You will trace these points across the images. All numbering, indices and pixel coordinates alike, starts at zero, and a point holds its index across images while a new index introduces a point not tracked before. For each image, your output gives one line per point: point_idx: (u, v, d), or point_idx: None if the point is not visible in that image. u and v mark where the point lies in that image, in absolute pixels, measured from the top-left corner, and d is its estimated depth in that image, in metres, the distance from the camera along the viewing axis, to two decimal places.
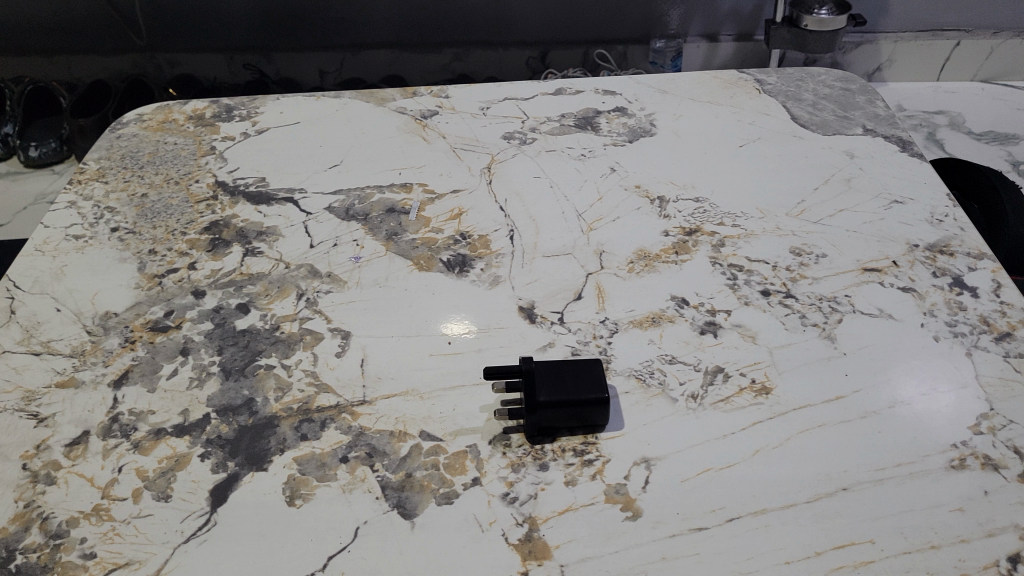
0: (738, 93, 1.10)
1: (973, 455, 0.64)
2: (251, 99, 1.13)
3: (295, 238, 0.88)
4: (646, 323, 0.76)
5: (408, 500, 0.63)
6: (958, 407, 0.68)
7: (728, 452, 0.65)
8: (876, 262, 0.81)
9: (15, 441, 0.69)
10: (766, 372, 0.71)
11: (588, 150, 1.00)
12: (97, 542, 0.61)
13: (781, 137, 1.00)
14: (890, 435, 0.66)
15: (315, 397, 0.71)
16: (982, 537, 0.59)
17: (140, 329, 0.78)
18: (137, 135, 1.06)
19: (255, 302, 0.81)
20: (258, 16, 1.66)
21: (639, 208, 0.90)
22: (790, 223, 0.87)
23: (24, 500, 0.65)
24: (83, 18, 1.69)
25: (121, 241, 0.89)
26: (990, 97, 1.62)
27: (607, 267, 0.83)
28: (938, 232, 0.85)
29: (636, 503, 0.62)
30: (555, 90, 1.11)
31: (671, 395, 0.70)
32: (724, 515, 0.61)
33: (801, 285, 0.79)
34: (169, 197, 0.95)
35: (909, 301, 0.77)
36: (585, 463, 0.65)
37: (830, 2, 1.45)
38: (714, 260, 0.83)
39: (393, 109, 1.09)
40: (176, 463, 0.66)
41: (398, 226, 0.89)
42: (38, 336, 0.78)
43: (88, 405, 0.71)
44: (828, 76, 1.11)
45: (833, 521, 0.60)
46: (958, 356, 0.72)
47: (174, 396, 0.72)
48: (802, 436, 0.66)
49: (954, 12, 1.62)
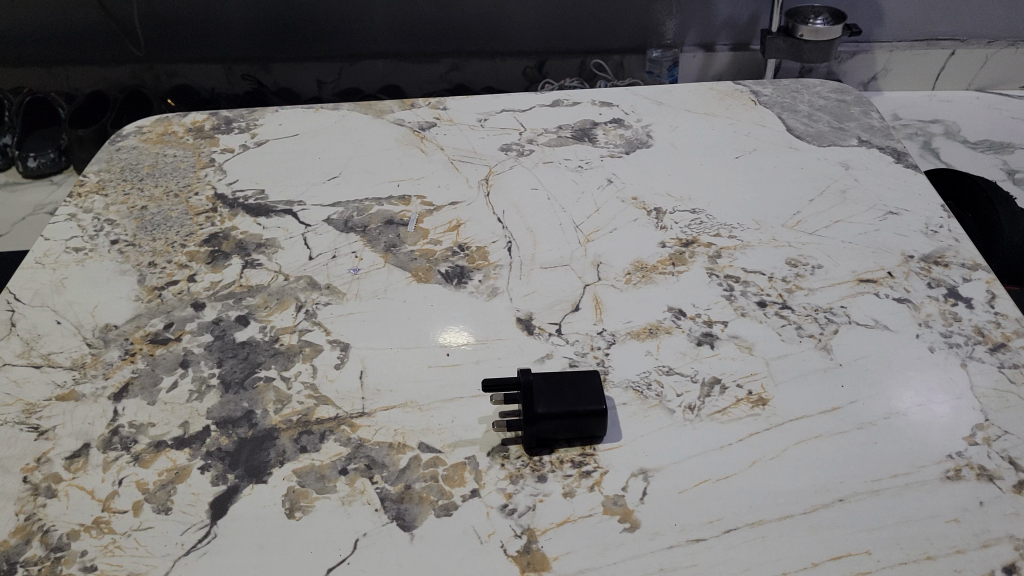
0: (734, 105, 1.10)
1: (969, 466, 0.64)
2: (250, 111, 1.13)
3: (295, 250, 0.89)
4: (643, 335, 0.77)
5: (407, 512, 0.63)
6: (954, 418, 0.68)
7: (725, 462, 0.65)
8: (872, 272, 0.82)
9: (15, 454, 0.69)
10: (763, 383, 0.71)
11: (586, 162, 1.01)
12: (99, 555, 0.62)
13: (777, 149, 1.01)
14: (886, 446, 0.66)
15: (314, 409, 0.71)
16: (978, 548, 0.59)
17: (140, 341, 0.79)
18: (137, 148, 1.07)
19: (255, 314, 0.81)
20: (256, 27, 1.67)
21: (636, 219, 0.91)
22: (785, 234, 0.88)
23: (25, 513, 0.65)
24: (81, 28, 1.69)
25: (121, 254, 0.90)
26: (985, 106, 1.64)
27: (605, 279, 0.83)
28: (933, 243, 0.85)
29: (634, 515, 0.62)
30: (553, 101, 1.12)
31: (669, 407, 0.70)
32: (721, 526, 0.61)
33: (798, 297, 0.80)
34: (169, 210, 0.96)
35: (904, 311, 0.78)
36: (583, 474, 0.66)
37: (825, 13, 1.46)
38: (711, 272, 0.83)
39: (392, 120, 1.10)
40: (176, 475, 0.67)
41: (397, 237, 0.90)
42: (38, 349, 0.79)
43: (89, 418, 0.72)
44: (824, 88, 1.13)
45: (830, 532, 0.60)
46: (954, 367, 0.72)
47: (174, 408, 0.72)
48: (797, 448, 0.66)
49: (950, 21, 1.62)
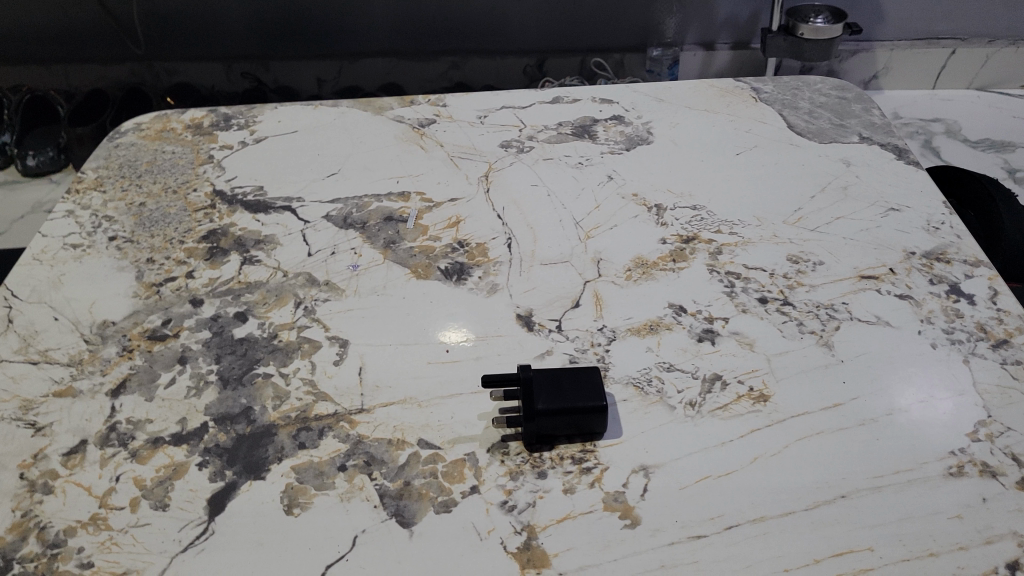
0: (735, 102, 1.10)
1: (971, 462, 0.64)
2: (249, 108, 1.13)
3: (293, 247, 0.88)
4: (644, 331, 0.76)
5: (407, 508, 0.63)
6: (956, 414, 0.68)
7: (727, 458, 0.65)
8: (874, 269, 0.82)
9: (12, 450, 0.69)
10: (764, 379, 0.71)
11: (586, 158, 1.00)
12: (96, 551, 0.61)
13: (778, 145, 1.01)
14: (888, 442, 0.66)
15: (313, 405, 0.71)
16: (981, 544, 0.59)
17: (138, 338, 0.78)
18: (135, 144, 1.06)
19: (253, 310, 0.81)
20: (256, 25, 1.67)
21: (637, 216, 0.90)
22: (786, 231, 0.87)
23: (21, 510, 0.64)
24: (79, 25, 1.69)
25: (119, 250, 0.89)
26: (985, 105, 1.64)
27: (605, 275, 0.83)
28: (934, 240, 0.85)
29: (635, 511, 0.62)
30: (553, 98, 1.12)
31: (670, 403, 0.70)
32: (722, 523, 0.61)
33: (799, 293, 0.79)
34: (167, 206, 0.95)
35: (906, 308, 0.77)
36: (584, 471, 0.65)
37: (826, 12, 1.46)
38: (712, 268, 0.83)
39: (391, 117, 1.09)
40: (174, 471, 0.66)
41: (396, 234, 0.89)
42: (36, 345, 0.78)
43: (86, 414, 0.71)
44: (825, 85, 1.12)
45: (832, 528, 0.60)
46: (956, 363, 0.72)
47: (172, 404, 0.72)
48: (799, 444, 0.66)
49: (951, 20, 1.62)
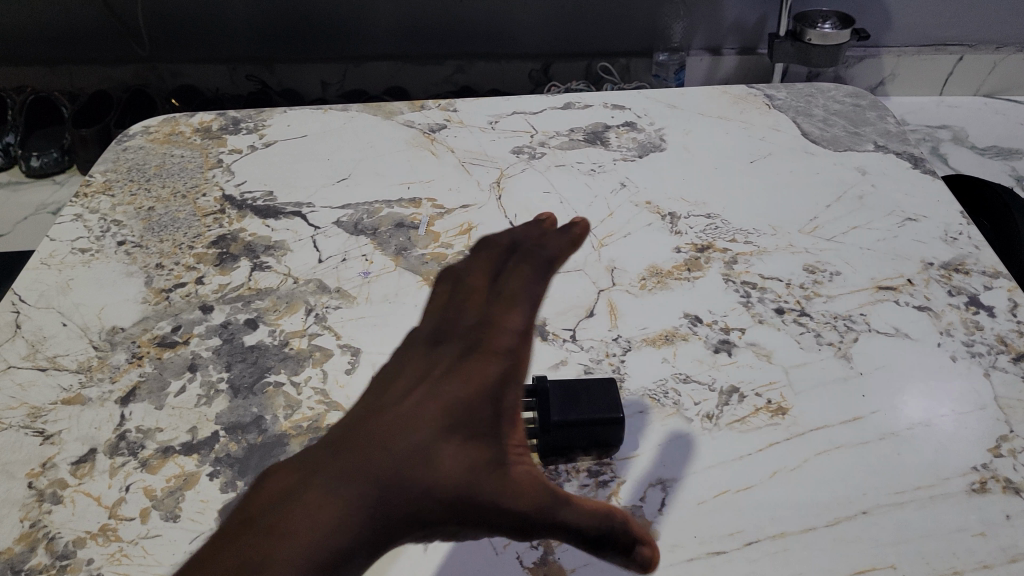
0: (748, 109, 1.09)
1: (994, 478, 0.63)
2: (258, 112, 1.12)
3: (304, 253, 0.88)
4: (659, 341, 0.75)
5: None
6: (978, 429, 0.67)
7: (745, 472, 0.64)
8: (891, 280, 0.81)
9: (21, 459, 0.68)
10: (782, 392, 0.70)
11: (598, 165, 0.99)
12: (105, 563, 0.60)
13: (792, 153, 1.00)
14: (909, 457, 0.65)
15: (324, 415, 0.70)
16: (1005, 563, 0.58)
17: (147, 344, 0.77)
18: (143, 148, 1.05)
19: (264, 317, 0.80)
20: (260, 28, 1.66)
21: (650, 224, 0.90)
22: (802, 240, 0.86)
23: (30, 520, 0.63)
24: (84, 26, 1.68)
25: (128, 255, 0.89)
26: (993, 112, 1.63)
27: (619, 284, 0.82)
28: (952, 250, 0.84)
29: (653, 526, 0.61)
30: (564, 104, 1.11)
31: (686, 415, 0.69)
32: (743, 538, 0.60)
33: (816, 304, 0.79)
34: (175, 211, 0.95)
35: (925, 320, 0.76)
36: (600, 484, 0.64)
37: (833, 18, 1.45)
38: (727, 278, 0.82)
39: (401, 122, 1.09)
40: (184, 482, 0.65)
41: (407, 241, 0.89)
42: (43, 351, 0.78)
43: (95, 422, 0.70)
44: (839, 93, 1.12)
45: (854, 545, 0.59)
46: (977, 377, 0.71)
47: (182, 413, 0.71)
48: (819, 458, 0.65)
49: (960, 28, 1.61)
